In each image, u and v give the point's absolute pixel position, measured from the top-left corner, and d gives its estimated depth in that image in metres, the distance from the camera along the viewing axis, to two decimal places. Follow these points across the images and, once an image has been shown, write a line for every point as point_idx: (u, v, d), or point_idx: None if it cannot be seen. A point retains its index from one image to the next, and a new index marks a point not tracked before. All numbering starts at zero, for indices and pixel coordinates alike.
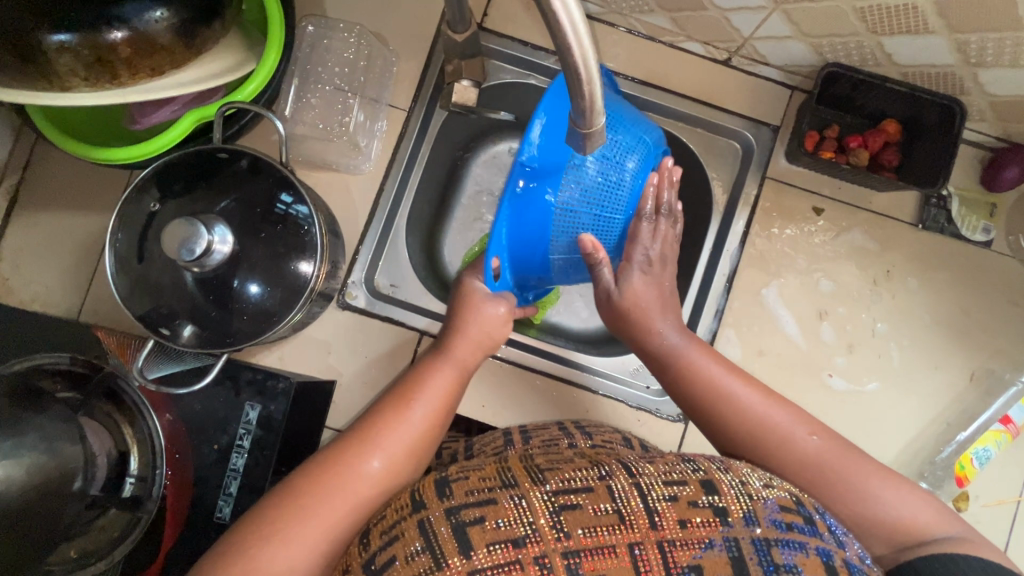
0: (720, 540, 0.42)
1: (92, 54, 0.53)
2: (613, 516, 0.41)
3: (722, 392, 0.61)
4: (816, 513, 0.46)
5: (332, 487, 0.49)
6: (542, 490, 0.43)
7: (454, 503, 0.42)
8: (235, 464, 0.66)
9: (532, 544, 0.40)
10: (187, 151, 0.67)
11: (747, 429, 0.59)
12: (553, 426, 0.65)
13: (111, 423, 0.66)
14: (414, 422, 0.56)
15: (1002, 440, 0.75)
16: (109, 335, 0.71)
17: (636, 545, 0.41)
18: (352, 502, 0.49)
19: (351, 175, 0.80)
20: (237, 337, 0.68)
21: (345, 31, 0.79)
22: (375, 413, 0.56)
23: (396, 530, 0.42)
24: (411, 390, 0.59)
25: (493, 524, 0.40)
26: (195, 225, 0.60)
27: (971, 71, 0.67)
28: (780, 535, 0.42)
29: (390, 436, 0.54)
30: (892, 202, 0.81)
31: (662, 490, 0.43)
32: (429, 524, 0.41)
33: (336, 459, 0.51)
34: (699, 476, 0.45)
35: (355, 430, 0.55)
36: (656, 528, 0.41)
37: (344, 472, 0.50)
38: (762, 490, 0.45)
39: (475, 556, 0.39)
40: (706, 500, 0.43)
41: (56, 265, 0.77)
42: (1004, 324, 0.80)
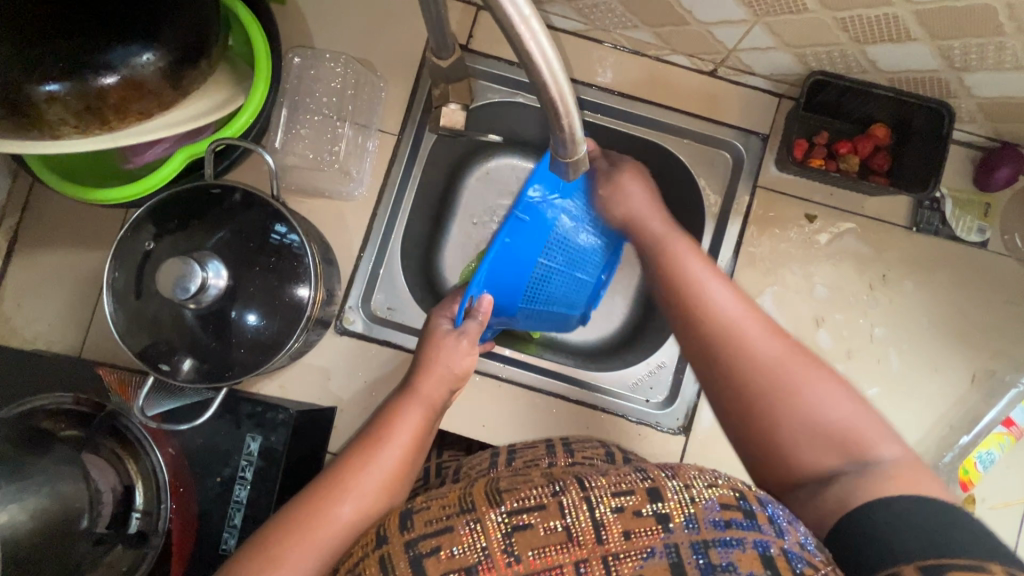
0: (660, 548, 0.38)
1: (81, 103, 0.54)
2: (562, 535, 0.38)
3: (700, 298, 0.57)
4: (760, 503, 0.41)
5: (300, 539, 0.47)
6: (497, 511, 0.39)
7: (414, 535, 0.39)
8: (238, 496, 0.67)
9: (485, 572, 0.37)
10: (179, 190, 0.68)
11: (714, 330, 0.54)
12: (540, 444, 0.65)
13: (116, 460, 0.67)
14: (387, 463, 0.54)
15: (1005, 443, 0.76)
16: (108, 372, 0.71)
17: (580, 563, 0.37)
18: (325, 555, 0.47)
19: (344, 202, 0.80)
20: (236, 369, 0.69)
21: (332, 61, 0.80)
22: (344, 458, 0.55)
23: (360, 568, 0.39)
24: (380, 432, 0.57)
25: (448, 553, 0.37)
26: (189, 263, 0.61)
27: (957, 75, 0.67)
28: (719, 535, 0.38)
29: (360, 480, 0.52)
30: (885, 206, 0.81)
31: (609, 502, 0.39)
32: (389, 561, 0.38)
33: (305, 508, 0.50)
34: (646, 484, 0.41)
35: (326, 475, 0.54)
36: (602, 542, 0.38)
37: (313, 522, 0.48)
38: (705, 489, 0.41)
39: None
40: (650, 508, 0.39)
41: (57, 303, 0.78)
42: (1003, 324, 0.80)
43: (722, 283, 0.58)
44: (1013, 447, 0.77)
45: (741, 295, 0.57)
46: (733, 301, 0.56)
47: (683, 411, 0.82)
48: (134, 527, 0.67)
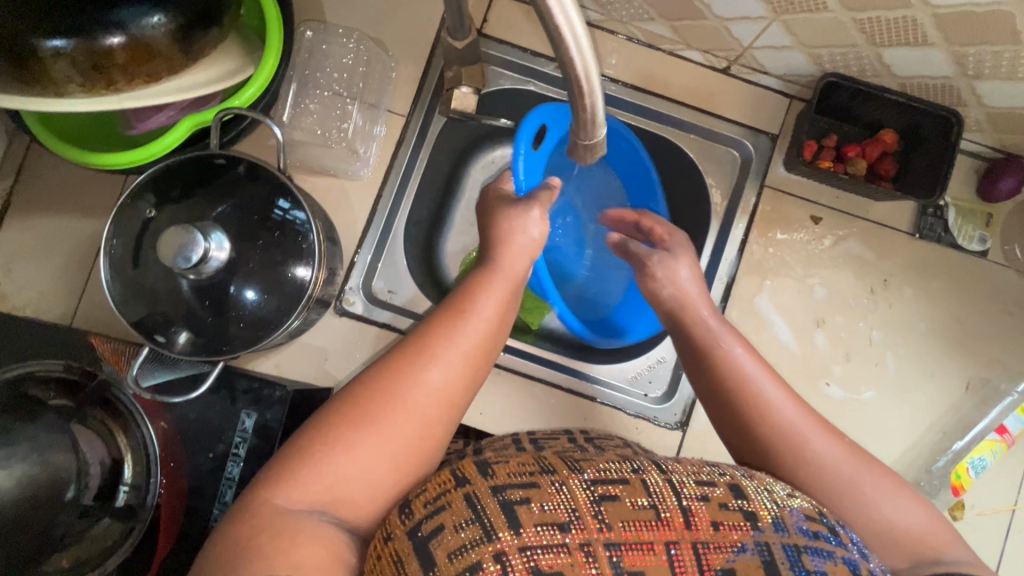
0: (752, 544, 0.43)
1: (88, 61, 0.52)
2: (650, 512, 0.43)
3: (760, 394, 0.59)
4: (839, 525, 0.47)
5: (385, 400, 0.49)
6: (580, 478, 0.44)
7: (498, 482, 0.43)
8: (230, 473, 0.67)
9: (577, 531, 0.41)
10: (184, 157, 0.66)
11: (777, 435, 0.57)
12: (562, 436, 0.65)
13: (105, 431, 0.66)
14: (471, 332, 0.54)
15: (997, 449, 0.77)
16: (102, 343, 0.70)
17: (671, 544, 0.42)
18: (412, 416, 0.49)
19: (349, 181, 0.79)
20: (233, 344, 0.67)
21: (344, 37, 0.79)
22: (433, 321, 0.55)
23: (442, 501, 0.43)
24: (470, 298, 0.57)
25: (539, 507, 0.42)
26: (191, 232, 0.59)
27: (969, 83, 0.67)
28: (808, 543, 0.44)
29: (445, 347, 0.52)
30: (889, 212, 0.82)
31: (694, 491, 0.45)
32: (475, 497, 0.42)
33: (391, 369, 0.50)
34: (727, 480, 0.47)
35: (411, 337, 0.54)
36: (691, 529, 0.43)
37: (395, 384, 0.49)
38: (788, 499, 0.47)
39: (525, 534, 0.41)
40: (736, 504, 0.45)
41: (50, 270, 0.76)
42: (1000, 334, 0.81)
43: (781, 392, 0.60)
44: (1004, 454, 0.78)
45: (790, 390, 0.60)
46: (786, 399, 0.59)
47: (681, 407, 0.82)
48: (122, 500, 0.65)
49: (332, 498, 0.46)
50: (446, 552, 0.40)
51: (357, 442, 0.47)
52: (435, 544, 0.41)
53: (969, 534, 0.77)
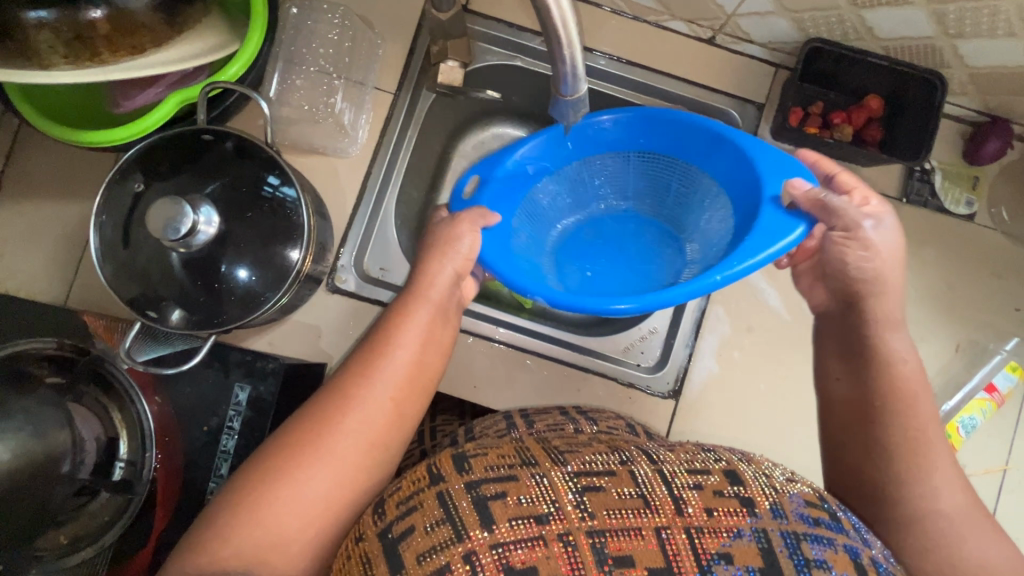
0: (748, 531, 0.43)
1: (71, 32, 0.54)
2: (637, 500, 0.43)
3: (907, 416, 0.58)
4: (841, 510, 0.48)
5: (309, 454, 0.52)
6: (563, 470, 0.45)
7: (475, 477, 0.44)
8: (224, 446, 0.67)
9: (555, 522, 0.42)
10: (169, 133, 0.66)
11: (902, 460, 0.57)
12: (554, 411, 0.67)
13: (99, 408, 0.66)
14: (392, 374, 0.57)
15: (987, 408, 0.78)
16: (95, 318, 0.70)
17: (661, 529, 0.42)
18: (336, 466, 0.52)
19: (338, 158, 0.80)
20: (226, 318, 0.68)
21: (329, 13, 0.79)
22: (348, 368, 0.57)
23: (414, 501, 0.44)
24: (385, 339, 0.59)
25: (515, 500, 0.43)
26: (179, 204, 0.60)
27: (951, 42, 0.68)
28: (808, 530, 0.44)
29: (366, 393, 0.55)
30: (878, 177, 0.82)
31: (686, 479, 0.46)
32: (448, 495, 0.43)
33: (313, 421, 0.53)
34: (722, 468, 0.48)
35: (332, 384, 0.57)
36: (681, 515, 0.43)
37: (319, 440, 0.52)
38: (787, 485, 0.48)
39: (497, 530, 0.41)
40: (731, 490, 0.45)
41: (41, 252, 0.76)
42: (989, 296, 0.81)
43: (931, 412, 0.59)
44: (993, 414, 0.79)
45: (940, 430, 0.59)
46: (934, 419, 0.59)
47: (674, 375, 0.82)
48: (117, 475, 0.66)
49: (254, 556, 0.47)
50: (415, 554, 0.41)
51: (285, 486, 0.50)
52: (404, 546, 0.42)
53: None
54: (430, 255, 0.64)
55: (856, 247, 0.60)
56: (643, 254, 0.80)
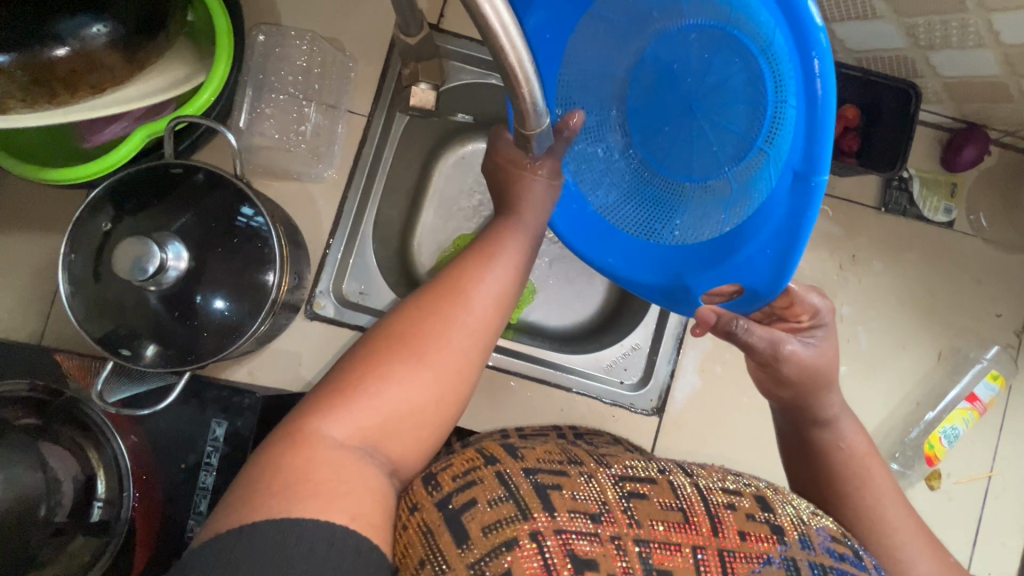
0: (778, 558, 0.43)
1: (27, 75, 0.53)
2: (678, 513, 0.43)
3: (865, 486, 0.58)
4: (863, 552, 0.47)
5: (436, 338, 0.48)
6: (609, 474, 0.46)
7: (530, 466, 0.44)
8: (203, 483, 0.67)
9: (608, 522, 0.42)
10: (136, 170, 0.66)
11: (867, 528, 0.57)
12: (551, 429, 0.65)
13: (76, 448, 0.65)
14: (501, 270, 0.54)
15: (969, 418, 0.77)
16: (66, 358, 0.69)
17: (698, 548, 0.42)
18: (457, 358, 0.49)
19: (313, 183, 0.79)
20: (200, 353, 0.67)
21: (298, 39, 0.78)
22: (463, 263, 0.54)
23: (473, 476, 0.43)
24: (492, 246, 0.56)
25: (571, 493, 0.42)
26: (147, 243, 0.59)
27: (923, 54, 0.67)
28: (834, 563, 0.44)
29: (478, 284, 0.52)
30: (855, 186, 0.82)
31: (721, 497, 0.46)
32: (506, 476, 0.43)
33: (435, 307, 0.50)
34: (752, 492, 0.48)
35: (444, 274, 0.53)
36: (718, 537, 0.43)
37: (444, 326, 0.49)
38: (812, 518, 0.48)
39: (559, 516, 0.41)
40: (763, 515, 0.45)
41: (15, 290, 0.75)
42: (970, 302, 0.81)
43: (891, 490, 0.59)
44: (977, 422, 0.78)
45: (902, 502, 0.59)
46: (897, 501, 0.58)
47: (656, 392, 0.82)
48: (96, 515, 0.65)
49: (377, 435, 0.44)
50: (479, 525, 0.40)
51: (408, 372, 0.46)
52: (467, 517, 0.41)
53: (946, 502, 0.78)
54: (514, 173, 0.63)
55: (784, 366, 0.58)
56: (712, 121, 0.55)
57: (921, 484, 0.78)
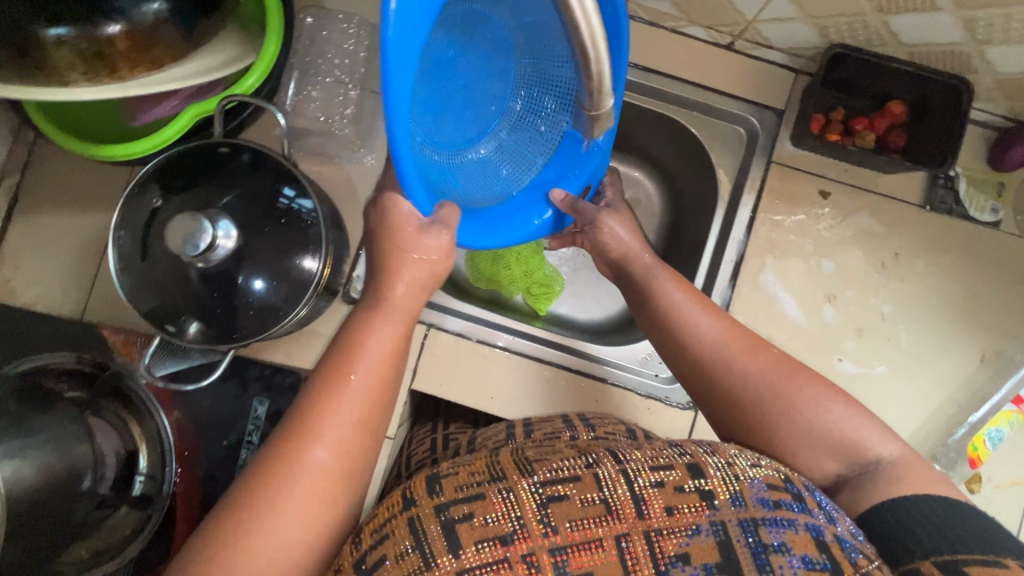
0: (706, 525, 0.46)
1: (91, 48, 0.53)
2: (600, 507, 0.45)
3: (682, 319, 0.63)
4: (806, 489, 0.49)
5: (279, 499, 0.46)
6: (530, 482, 0.46)
7: (443, 500, 0.45)
8: (242, 460, 0.69)
9: (519, 542, 0.44)
10: (190, 147, 0.67)
11: (699, 356, 0.61)
12: (557, 418, 0.68)
13: (119, 422, 0.66)
14: (364, 384, 0.51)
15: (1014, 420, 0.76)
16: (113, 333, 0.70)
17: (622, 537, 0.45)
18: (313, 505, 0.47)
19: (354, 168, 0.79)
20: (243, 333, 0.67)
21: (345, 22, 0.78)
22: (315, 390, 0.50)
23: (387, 529, 0.45)
24: (353, 357, 0.52)
25: (481, 520, 0.44)
26: (199, 219, 0.60)
27: (979, 49, 0.66)
28: (767, 514, 0.46)
29: (330, 422, 0.49)
30: (899, 184, 0.81)
31: (648, 477, 0.47)
32: (418, 521, 0.44)
33: (281, 458, 0.47)
34: (685, 461, 0.49)
35: (296, 411, 0.50)
36: (644, 518, 0.45)
37: (289, 478, 0.46)
38: (749, 471, 0.49)
39: (464, 555, 0.43)
40: (692, 484, 0.47)
41: (58, 267, 0.75)
42: (1015, 304, 0.80)
43: (701, 310, 0.63)
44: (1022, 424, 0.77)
45: (725, 321, 0.63)
46: (716, 327, 0.62)
47: None
48: (138, 489, 0.66)
49: None
50: None
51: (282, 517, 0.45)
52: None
53: (986, 506, 0.76)
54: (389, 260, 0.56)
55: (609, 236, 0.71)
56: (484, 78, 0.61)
57: (962, 487, 0.76)
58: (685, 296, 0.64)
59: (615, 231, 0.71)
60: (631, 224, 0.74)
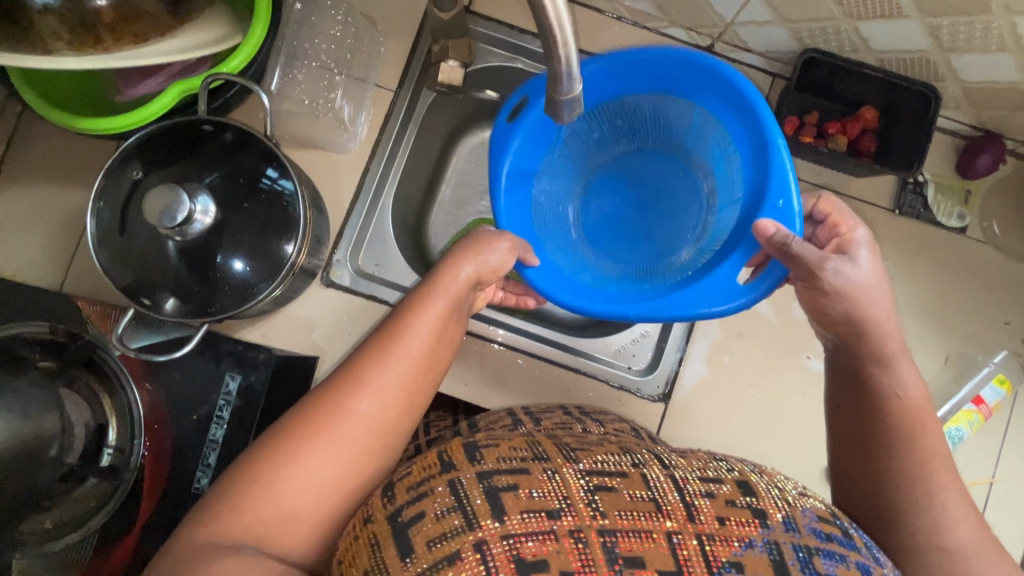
0: (760, 542, 0.42)
1: (76, 18, 0.55)
2: (648, 504, 0.42)
3: (916, 434, 0.57)
4: (852, 529, 0.47)
5: (329, 424, 0.49)
6: (575, 468, 0.43)
7: (487, 468, 0.42)
8: (213, 435, 0.68)
9: (566, 517, 0.41)
10: (171, 122, 0.67)
11: (913, 475, 0.55)
12: (556, 409, 0.65)
13: (89, 394, 0.67)
14: (413, 348, 0.54)
15: (975, 420, 0.78)
16: (88, 305, 0.71)
17: (673, 534, 0.41)
18: (363, 437, 0.50)
19: (338, 153, 0.80)
20: (219, 307, 0.67)
21: (333, 10, 0.80)
22: (363, 349, 0.54)
23: (425, 487, 0.42)
24: (404, 318, 0.56)
25: (527, 493, 0.41)
26: (178, 192, 0.60)
27: (945, 56, 0.68)
28: (820, 545, 0.43)
29: (378, 372, 0.52)
30: (871, 187, 0.83)
31: (698, 486, 0.44)
32: (460, 484, 0.42)
33: (326, 396, 0.51)
34: (735, 477, 0.46)
35: (347, 362, 0.54)
36: (694, 521, 0.42)
37: (334, 419, 0.49)
38: (799, 499, 0.46)
39: (509, 521, 0.40)
40: (744, 500, 0.44)
41: (38, 239, 0.76)
42: (979, 308, 0.82)
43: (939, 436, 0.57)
44: (981, 426, 0.79)
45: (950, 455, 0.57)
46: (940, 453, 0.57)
47: (664, 378, 0.83)
48: (105, 461, 0.67)
49: (262, 520, 0.46)
50: (425, 539, 0.40)
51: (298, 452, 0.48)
52: (414, 530, 0.40)
53: None
54: (455, 253, 0.62)
55: (830, 297, 0.59)
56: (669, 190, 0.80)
57: None
58: (926, 408, 0.58)
59: (843, 284, 0.58)
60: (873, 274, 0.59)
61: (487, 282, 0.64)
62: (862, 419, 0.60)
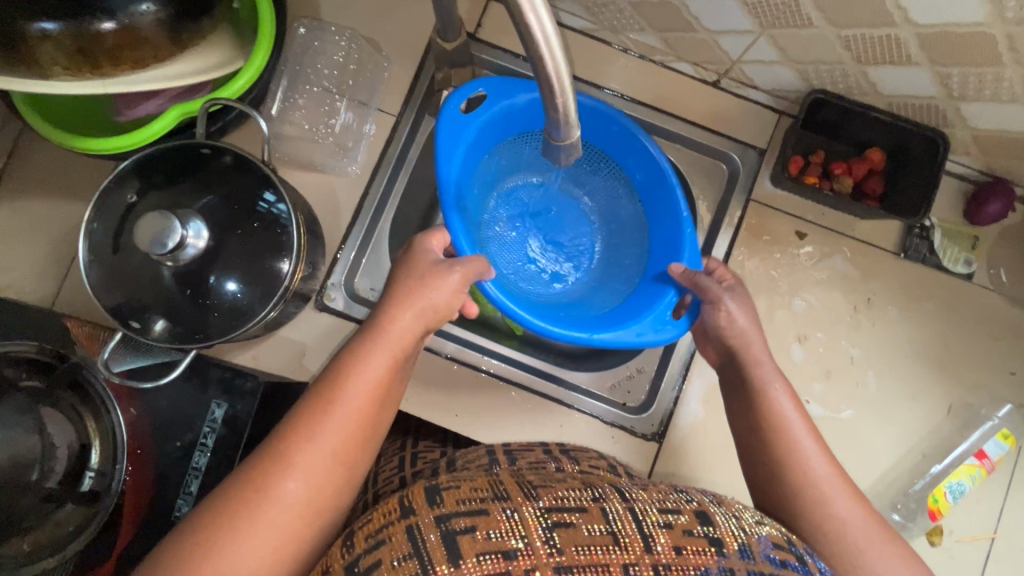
0: (716, 570, 0.40)
1: (74, 44, 0.53)
2: (607, 538, 0.40)
3: (824, 496, 0.57)
4: (808, 555, 0.45)
5: (254, 507, 0.46)
6: (534, 505, 0.42)
7: (444, 510, 0.40)
8: (196, 463, 0.67)
9: (523, 557, 0.38)
10: (154, 148, 0.67)
11: (844, 545, 0.55)
12: (538, 448, 0.63)
13: (75, 414, 0.66)
14: (349, 406, 0.51)
15: (977, 475, 0.76)
16: (78, 326, 0.71)
17: (630, 566, 0.39)
18: (288, 517, 0.46)
19: (337, 176, 0.79)
20: (209, 333, 0.67)
21: (337, 34, 0.80)
22: (297, 413, 0.51)
23: (383, 534, 0.40)
24: (338, 380, 0.52)
25: (483, 534, 0.39)
26: (169, 220, 0.60)
27: (955, 104, 0.67)
28: (776, 571, 0.41)
29: (306, 443, 0.49)
30: (877, 231, 0.81)
31: (656, 517, 0.43)
32: (417, 529, 0.39)
33: (254, 473, 0.47)
34: (693, 507, 0.45)
35: (276, 433, 0.50)
36: (651, 552, 0.40)
37: (257, 502, 0.46)
38: (754, 527, 0.45)
39: (464, 565, 0.38)
40: (701, 529, 0.43)
41: (33, 253, 0.76)
42: (984, 358, 0.80)
43: (846, 493, 0.58)
44: (983, 480, 0.77)
45: (866, 506, 0.57)
46: (857, 508, 0.57)
47: (659, 417, 0.81)
48: (87, 485, 0.65)
49: None
50: None
51: (226, 538, 0.44)
52: None
53: (947, 560, 0.76)
54: (393, 299, 0.57)
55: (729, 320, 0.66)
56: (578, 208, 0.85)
57: (922, 539, 0.76)
58: (830, 468, 0.59)
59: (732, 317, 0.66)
60: (752, 309, 0.67)
61: (434, 327, 0.60)
62: (771, 482, 0.60)
